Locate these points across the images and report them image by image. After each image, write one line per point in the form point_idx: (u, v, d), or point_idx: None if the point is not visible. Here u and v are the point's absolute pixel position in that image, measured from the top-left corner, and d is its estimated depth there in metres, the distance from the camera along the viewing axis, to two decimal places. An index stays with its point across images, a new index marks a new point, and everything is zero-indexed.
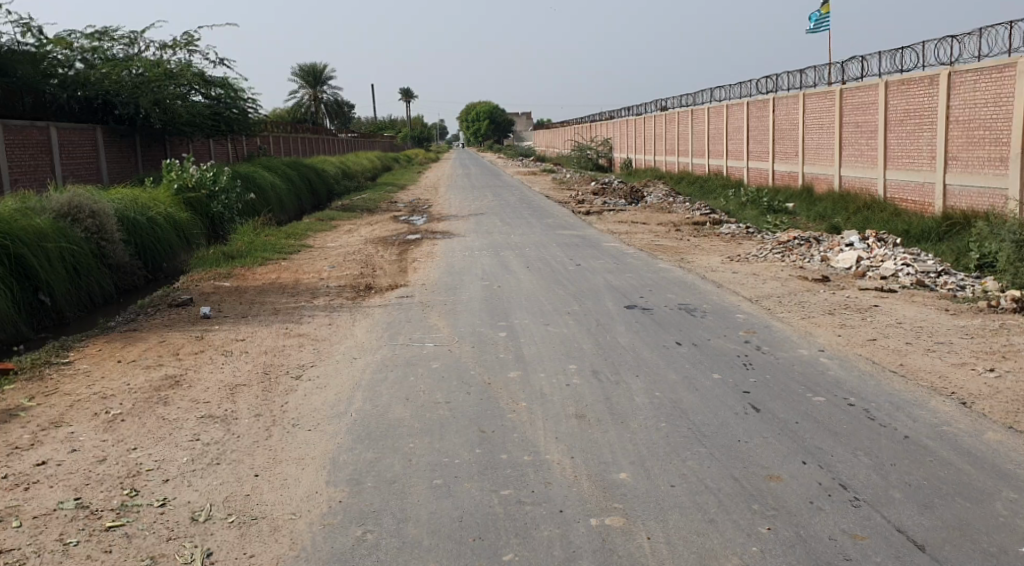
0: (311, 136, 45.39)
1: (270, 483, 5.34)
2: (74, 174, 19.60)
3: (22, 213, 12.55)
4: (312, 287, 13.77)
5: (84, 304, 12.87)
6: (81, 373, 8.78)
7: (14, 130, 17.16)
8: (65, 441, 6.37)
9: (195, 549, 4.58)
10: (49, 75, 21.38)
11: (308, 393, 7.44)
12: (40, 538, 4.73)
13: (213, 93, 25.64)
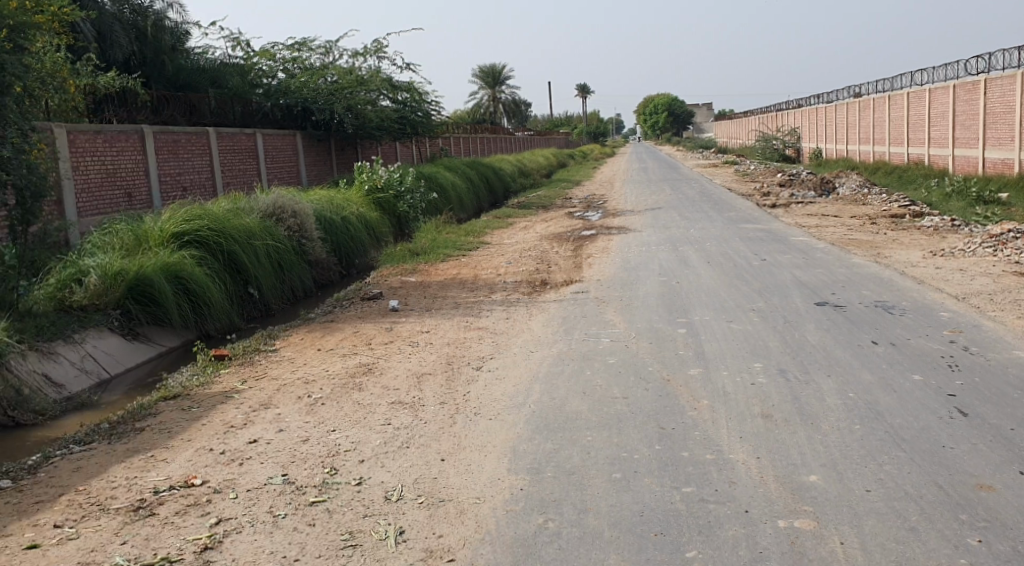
0: (489, 136, 46.49)
1: (455, 468, 5.53)
2: (277, 177, 21.02)
3: (234, 213, 13.60)
4: (491, 282, 14.09)
5: (288, 298, 13.78)
6: (285, 359, 9.43)
7: (226, 137, 18.56)
8: (273, 422, 6.86)
9: (389, 527, 4.82)
10: (256, 86, 23.63)
11: (489, 384, 7.64)
12: (253, 509, 5.13)
13: (400, 97, 26.56)
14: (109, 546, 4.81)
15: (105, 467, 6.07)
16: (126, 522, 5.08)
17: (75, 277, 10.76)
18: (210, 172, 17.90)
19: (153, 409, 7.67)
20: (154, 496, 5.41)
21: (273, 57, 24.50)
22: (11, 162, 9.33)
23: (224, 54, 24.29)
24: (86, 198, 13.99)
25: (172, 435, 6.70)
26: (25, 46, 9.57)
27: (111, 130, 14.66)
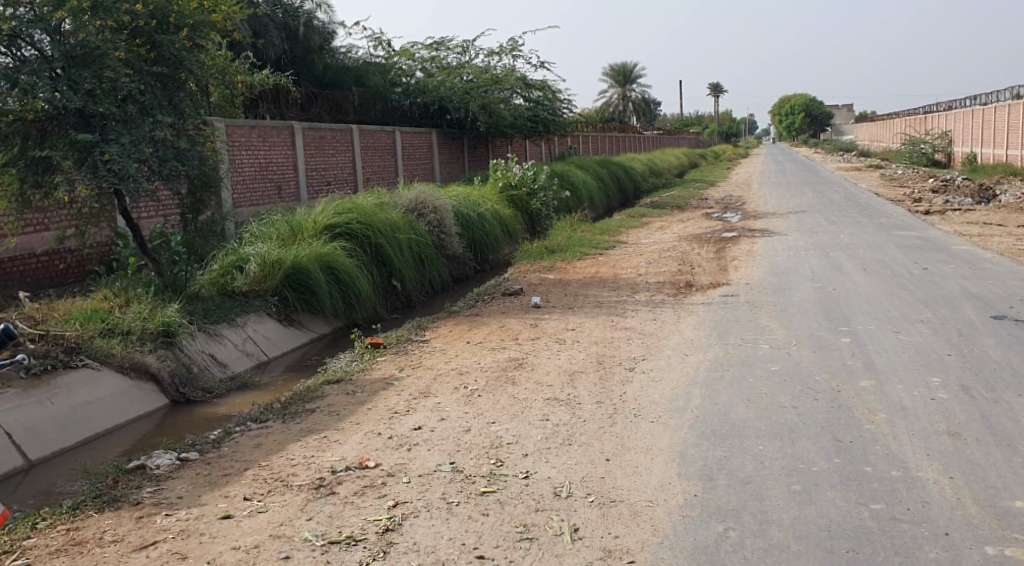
0: (619, 134, 46.11)
1: (622, 469, 5.48)
2: (413, 174, 21.46)
3: (381, 207, 13.93)
4: (634, 282, 13.94)
5: (427, 290, 14.07)
6: (437, 350, 9.61)
7: (368, 134, 19.14)
8: (434, 410, 7.00)
9: (563, 523, 4.85)
10: (395, 84, 24.26)
11: (645, 386, 7.53)
12: (427, 495, 5.33)
13: (534, 95, 26.03)
14: (297, 521, 5.13)
15: (284, 445, 6.40)
16: (310, 499, 5.40)
17: (236, 264, 11.27)
18: (353, 169, 18.48)
19: (319, 392, 7.96)
20: (332, 476, 5.72)
21: (412, 56, 25.12)
22: (187, 153, 9.83)
23: (367, 53, 25.30)
24: (244, 191, 14.76)
25: (342, 417, 6.96)
26: (201, 43, 10.04)
27: (267, 125, 15.36)
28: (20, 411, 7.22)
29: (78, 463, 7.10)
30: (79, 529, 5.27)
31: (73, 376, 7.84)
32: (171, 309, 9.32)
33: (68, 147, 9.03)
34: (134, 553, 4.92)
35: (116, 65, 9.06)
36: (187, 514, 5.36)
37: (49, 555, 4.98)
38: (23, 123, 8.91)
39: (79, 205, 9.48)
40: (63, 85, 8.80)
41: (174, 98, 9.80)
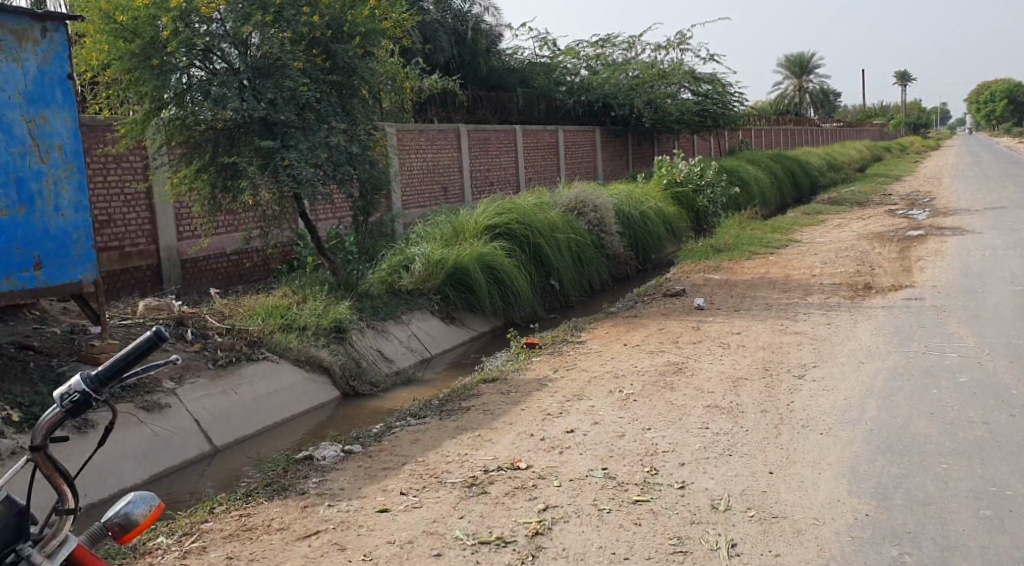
0: (794, 128, 44.35)
1: (787, 483, 5.14)
2: (575, 172, 21.39)
3: (540, 207, 13.88)
4: (806, 283, 13.29)
5: (586, 290, 13.92)
6: (594, 352, 9.44)
7: (531, 134, 19.21)
8: (588, 414, 6.84)
9: (720, 537, 4.59)
10: (560, 84, 24.59)
11: (815, 395, 7.08)
12: (578, 500, 5.18)
13: (702, 89, 25.31)
14: (449, 519, 5.10)
15: (439, 442, 6.41)
16: (462, 498, 5.37)
17: (403, 263, 11.50)
18: (516, 168, 18.60)
19: (475, 390, 7.97)
20: (485, 475, 5.68)
21: (577, 55, 25.28)
22: (359, 158, 9.93)
23: (533, 54, 25.58)
24: (412, 192, 15.10)
25: (496, 416, 6.93)
26: (372, 51, 10.03)
27: (434, 127, 15.65)
28: (207, 401, 7.53)
29: (255, 451, 7.29)
30: (250, 516, 5.44)
31: (253, 368, 8.19)
32: (342, 306, 9.60)
33: (253, 154, 9.31)
34: (297, 541, 5.01)
35: (295, 75, 9.23)
36: (347, 506, 5.44)
37: (222, 539, 5.14)
38: (215, 131, 9.43)
39: (263, 207, 9.71)
40: (249, 95, 9.06)
41: (349, 104, 9.91)
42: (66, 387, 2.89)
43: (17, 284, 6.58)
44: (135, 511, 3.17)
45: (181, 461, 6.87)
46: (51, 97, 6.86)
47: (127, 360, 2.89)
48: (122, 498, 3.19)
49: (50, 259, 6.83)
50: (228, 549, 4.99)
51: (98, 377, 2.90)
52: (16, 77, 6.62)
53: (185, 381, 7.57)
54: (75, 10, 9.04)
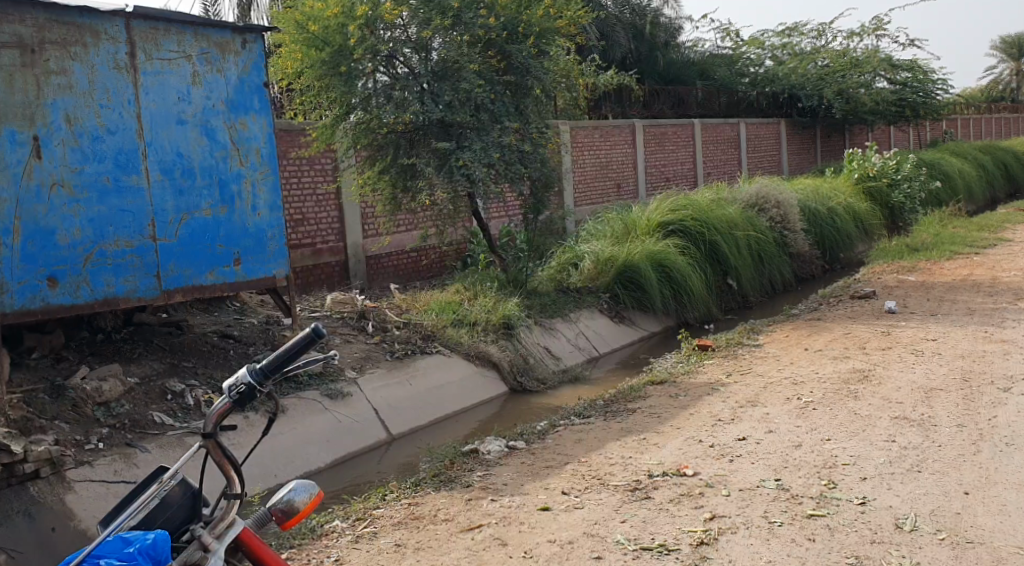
0: (1007, 116, 40.98)
1: (984, 506, 4.69)
2: (758, 167, 20.67)
3: (718, 203, 13.43)
4: (1016, 287, 12.18)
5: (766, 291, 13.37)
6: (771, 356, 9.02)
7: (710, 128, 18.70)
8: (762, 421, 6.53)
9: (903, 560, 4.23)
10: (742, 75, 23.95)
11: (1022, 410, 6.44)
12: (747, 511, 4.93)
13: (900, 77, 23.73)
14: (611, 522, 4.99)
15: (604, 443, 6.31)
16: (625, 501, 5.25)
17: (573, 261, 11.48)
18: (694, 164, 18.17)
19: (642, 392, 7.81)
20: (650, 480, 5.53)
21: (762, 45, 24.44)
22: (530, 155, 9.87)
23: (714, 46, 25.00)
24: (585, 189, 15.07)
25: (662, 420, 6.75)
26: (547, 50, 9.89)
27: (608, 124, 15.53)
28: (385, 391, 7.59)
29: (429, 442, 7.20)
30: (418, 505, 5.52)
31: (428, 361, 8.32)
32: (511, 303, 9.65)
33: (430, 154, 9.50)
34: (460, 533, 5.04)
35: (471, 77, 9.25)
36: (510, 501, 5.44)
37: (391, 526, 5.21)
38: (396, 134, 9.59)
39: (440, 207, 9.82)
40: (428, 99, 9.24)
41: (522, 105, 9.81)
42: (232, 379, 2.98)
43: (219, 278, 7.01)
44: (296, 498, 3.25)
45: (362, 448, 6.92)
46: (249, 104, 7.20)
47: (289, 354, 2.97)
48: (286, 485, 3.28)
49: (248, 255, 7.20)
50: (396, 536, 5.06)
51: (262, 370, 2.99)
52: (219, 86, 6.98)
53: (365, 371, 7.70)
54: (273, 23, 9.50)
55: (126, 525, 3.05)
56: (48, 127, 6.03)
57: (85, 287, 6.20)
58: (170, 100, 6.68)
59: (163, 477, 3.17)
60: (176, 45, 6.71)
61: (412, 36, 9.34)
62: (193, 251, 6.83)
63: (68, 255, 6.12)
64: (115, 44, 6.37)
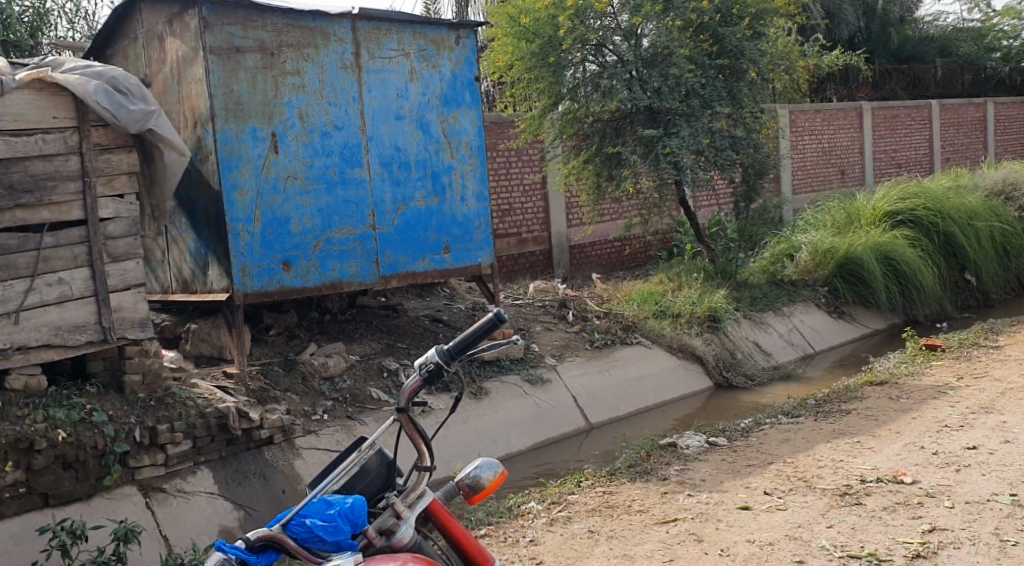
0: None
1: None
2: (1008, 151, 18.81)
3: (957, 191, 12.33)
4: None
5: (1012, 288, 12.16)
6: (1013, 359, 8.19)
7: (951, 109, 17.22)
8: (997, 430, 5.93)
9: None
10: (991, 49, 22.17)
11: None
12: (974, 526, 4.51)
13: None
14: (817, 525, 4.72)
15: (812, 444, 6.00)
16: (833, 505, 4.95)
17: (788, 252, 10.99)
18: (930, 149, 16.82)
19: (860, 393, 7.34)
20: (862, 484, 5.20)
21: (1017, 15, 22.26)
22: (743, 141, 9.51)
23: (959, 19, 23.00)
24: (804, 177, 14.36)
25: (881, 423, 6.31)
26: (764, 31, 9.47)
27: (832, 107, 14.65)
28: (584, 379, 7.61)
29: (628, 432, 7.13)
30: (614, 494, 5.48)
31: (629, 352, 8.25)
32: (718, 295, 9.37)
33: (636, 143, 9.36)
34: (655, 526, 4.94)
35: (681, 62, 8.98)
36: (708, 498, 5.28)
37: (585, 512, 5.21)
38: (602, 123, 9.58)
39: (645, 194, 9.76)
40: (636, 86, 9.11)
41: (734, 90, 9.43)
42: (420, 359, 2.92)
43: (429, 265, 7.31)
44: (482, 475, 2.95)
45: (561, 434, 6.96)
46: (462, 98, 7.42)
47: (474, 336, 2.89)
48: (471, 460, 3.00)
49: (457, 244, 7.45)
50: (590, 523, 5.05)
51: (449, 351, 2.92)
52: (434, 81, 7.24)
53: (565, 359, 7.78)
54: (487, 17, 9.71)
55: (327, 489, 2.76)
56: (284, 124, 6.49)
57: (313, 271, 6.65)
58: (390, 96, 7.01)
59: (360, 445, 2.88)
60: (396, 44, 7.03)
61: (623, 23, 9.27)
62: (408, 239, 7.15)
63: (299, 242, 6.58)
64: (343, 45, 6.76)
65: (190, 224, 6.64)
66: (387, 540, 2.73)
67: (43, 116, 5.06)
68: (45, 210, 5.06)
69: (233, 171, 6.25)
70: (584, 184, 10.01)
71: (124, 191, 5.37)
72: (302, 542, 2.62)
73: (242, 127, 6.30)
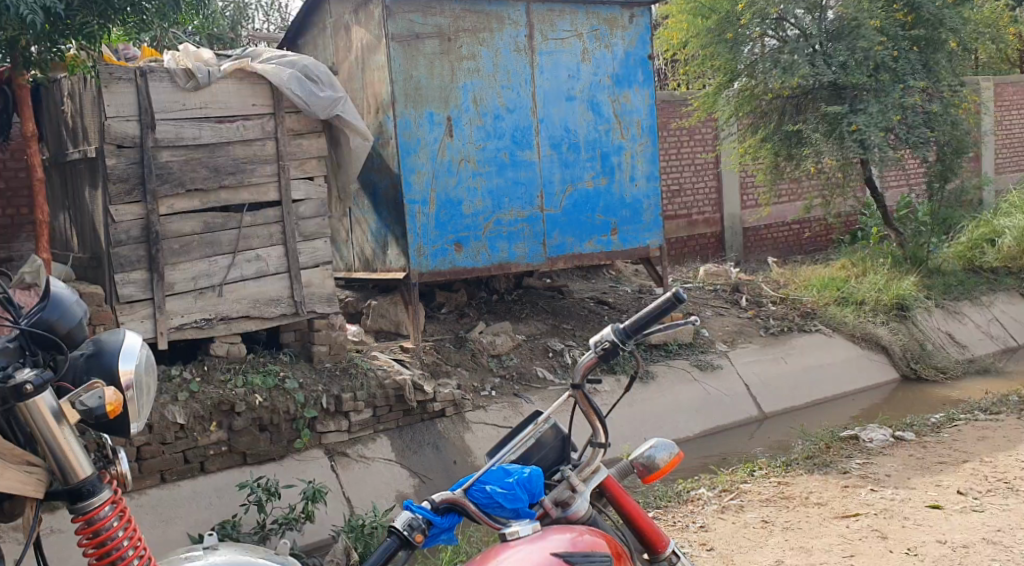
0: None
1: None
2: None
3: None
4: None
5: None
6: None
7: None
8: None
9: None
10: None
11: None
12: None
13: None
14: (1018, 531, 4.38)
15: (1014, 444, 5.56)
16: None
17: (988, 236, 10.14)
18: None
19: None
20: None
21: None
22: (940, 117, 8.85)
23: None
24: (1009, 155, 13.29)
25: None
26: None
27: None
28: (757, 366, 7.38)
29: (804, 422, 6.85)
30: (789, 485, 5.30)
31: (806, 340, 7.90)
32: (907, 282, 8.83)
33: (819, 120, 8.88)
34: (834, 520, 4.74)
35: (871, 34, 8.43)
36: (892, 494, 5.02)
37: (758, 502, 5.06)
38: (783, 100, 9.22)
39: (827, 174, 9.14)
40: (819, 60, 8.67)
41: (930, 61, 8.80)
42: (594, 336, 2.70)
43: (597, 247, 7.28)
44: (657, 456, 2.75)
45: (731, 421, 6.79)
46: (633, 77, 7.33)
47: (654, 314, 2.62)
48: (646, 441, 2.80)
49: (625, 225, 7.39)
50: (764, 513, 4.90)
51: (626, 329, 2.66)
52: (607, 61, 7.19)
53: (737, 346, 7.60)
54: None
55: (505, 458, 2.61)
56: (459, 108, 6.63)
57: (484, 252, 6.79)
58: (562, 77, 7.02)
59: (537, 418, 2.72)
60: (569, 25, 7.03)
61: None
62: (576, 221, 7.16)
63: (471, 223, 6.71)
64: (517, 28, 6.82)
65: (371, 206, 6.93)
66: (563, 512, 2.59)
67: (244, 103, 5.40)
68: (245, 191, 5.41)
69: (411, 154, 6.46)
70: (761, 163, 9.60)
71: (314, 173, 5.67)
72: (482, 508, 2.50)
73: (420, 111, 6.49)
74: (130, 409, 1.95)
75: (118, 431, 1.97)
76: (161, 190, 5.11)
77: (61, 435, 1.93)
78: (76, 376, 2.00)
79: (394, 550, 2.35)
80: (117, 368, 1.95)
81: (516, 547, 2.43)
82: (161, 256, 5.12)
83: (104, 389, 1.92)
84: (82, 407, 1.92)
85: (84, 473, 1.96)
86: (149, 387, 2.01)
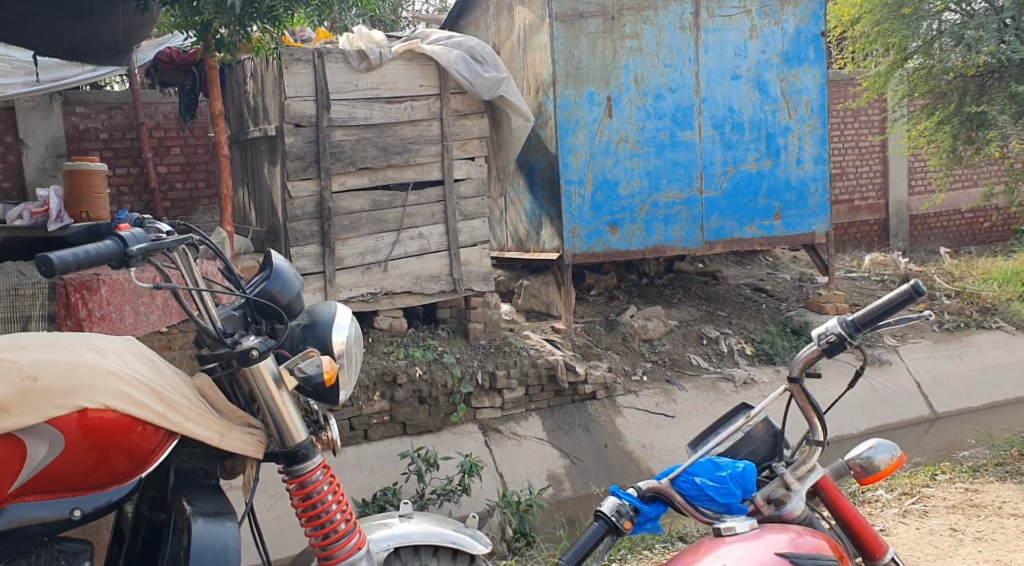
0: None
1: None
2: None
3: None
4: None
5: None
6: None
7: None
8: None
9: None
10: None
11: None
12: None
13: None
14: None
15: None
16: None
17: None
18: None
19: None
20: None
21: None
22: None
23: None
24: None
25: None
26: None
27: None
28: (930, 364, 7.00)
29: (986, 426, 6.41)
30: (979, 493, 4.98)
31: (987, 338, 7.38)
32: None
33: (1006, 100, 8.22)
34: None
35: None
36: None
37: (944, 508, 4.80)
38: (965, 78, 8.61)
39: (1012, 158, 8.62)
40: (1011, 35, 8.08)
41: None
42: (818, 327, 2.61)
43: (758, 232, 7.07)
44: (877, 457, 2.64)
45: (901, 421, 6.48)
46: (804, 55, 7.04)
47: (887, 308, 2.54)
48: (865, 441, 2.69)
49: (789, 210, 7.13)
50: (952, 521, 4.64)
51: (855, 322, 2.58)
52: (776, 38, 6.93)
53: (908, 341, 7.21)
54: None
55: (713, 452, 2.63)
56: (620, 88, 6.56)
57: (639, 234, 6.72)
58: (727, 56, 6.83)
59: (747, 411, 2.69)
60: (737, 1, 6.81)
61: None
62: (737, 204, 6.97)
63: (627, 205, 6.65)
64: (682, 5, 6.67)
65: (527, 186, 6.99)
66: (777, 511, 2.57)
67: (412, 84, 5.52)
68: (410, 170, 5.55)
69: (570, 135, 6.46)
70: (936, 147, 9.05)
71: (476, 154, 5.75)
72: (690, 499, 2.53)
73: (580, 91, 6.46)
74: (341, 378, 2.45)
75: (328, 397, 2.45)
76: (334, 168, 5.32)
77: (282, 399, 2.41)
78: (293, 345, 2.52)
79: (602, 535, 2.42)
80: (332, 341, 2.47)
81: (731, 543, 2.40)
82: (332, 232, 5.34)
83: (321, 359, 2.41)
84: (302, 374, 2.40)
85: (299, 436, 2.42)
86: (354, 359, 2.51)
